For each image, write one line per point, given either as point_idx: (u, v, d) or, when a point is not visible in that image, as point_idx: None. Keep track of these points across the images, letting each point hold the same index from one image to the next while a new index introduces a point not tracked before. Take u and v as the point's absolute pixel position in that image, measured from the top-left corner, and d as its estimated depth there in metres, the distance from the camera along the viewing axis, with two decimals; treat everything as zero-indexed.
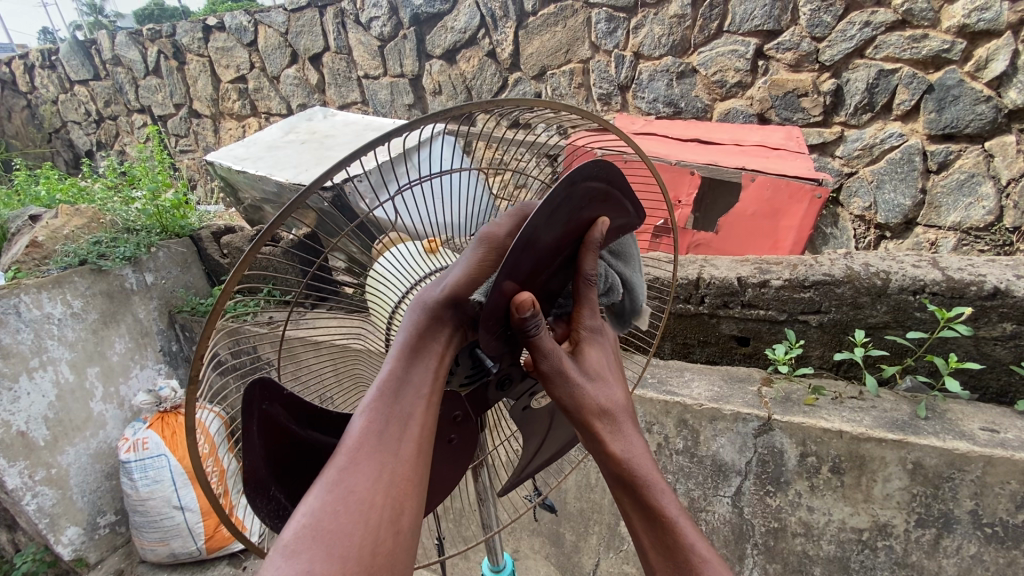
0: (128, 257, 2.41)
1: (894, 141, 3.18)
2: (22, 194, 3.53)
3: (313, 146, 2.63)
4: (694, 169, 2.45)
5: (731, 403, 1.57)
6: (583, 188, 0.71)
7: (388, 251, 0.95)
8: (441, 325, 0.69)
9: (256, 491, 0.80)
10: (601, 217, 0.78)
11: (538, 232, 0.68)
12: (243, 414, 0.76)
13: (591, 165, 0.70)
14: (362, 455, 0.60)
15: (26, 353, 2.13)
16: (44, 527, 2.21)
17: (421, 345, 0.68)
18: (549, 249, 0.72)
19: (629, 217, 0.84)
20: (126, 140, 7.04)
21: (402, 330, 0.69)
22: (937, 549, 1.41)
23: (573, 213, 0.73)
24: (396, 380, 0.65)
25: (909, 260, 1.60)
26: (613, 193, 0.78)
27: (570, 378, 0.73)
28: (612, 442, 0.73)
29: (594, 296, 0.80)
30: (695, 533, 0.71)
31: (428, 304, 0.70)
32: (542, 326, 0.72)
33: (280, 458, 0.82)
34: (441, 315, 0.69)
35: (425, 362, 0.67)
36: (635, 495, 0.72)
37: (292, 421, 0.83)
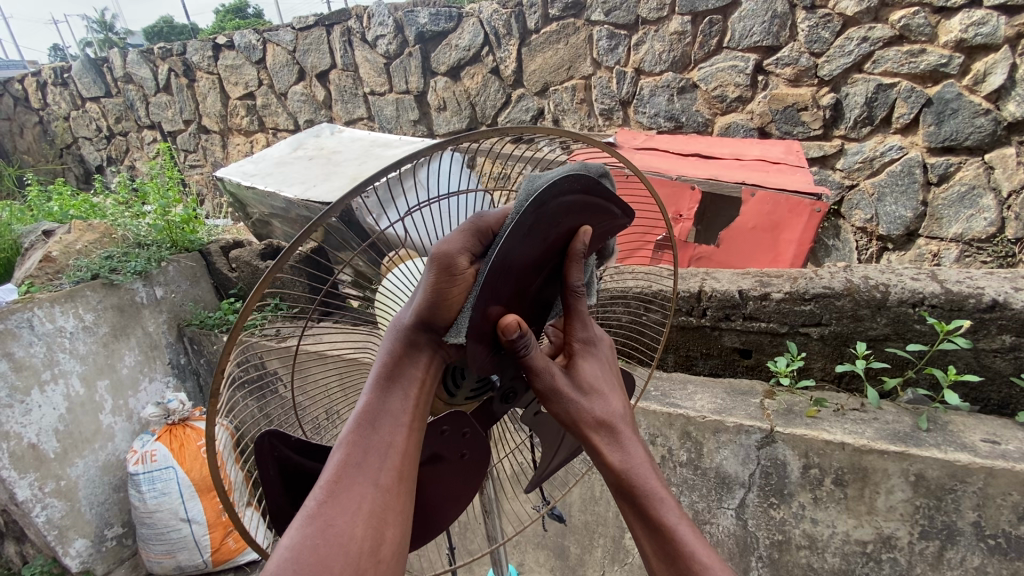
0: (139, 272, 2.45)
1: (894, 154, 3.21)
2: (35, 209, 3.60)
3: (320, 162, 2.69)
4: (694, 183, 2.48)
5: (734, 415, 1.58)
6: (555, 203, 0.72)
7: (397, 267, 0.97)
8: (417, 350, 0.70)
9: (277, 521, 0.86)
10: (581, 226, 0.79)
11: (510, 252, 0.69)
12: (256, 460, 0.81)
13: (560, 180, 0.70)
14: (344, 486, 0.62)
15: (38, 366, 2.17)
16: (53, 539, 2.23)
17: (398, 371, 0.69)
18: (528, 268, 0.75)
19: (616, 221, 0.85)
20: (136, 155, 7.15)
21: (380, 357, 0.70)
22: (941, 561, 1.41)
23: (550, 230, 0.74)
24: (374, 409, 0.67)
25: (908, 272, 1.62)
26: (594, 202, 0.78)
27: (565, 395, 0.76)
28: (610, 454, 0.75)
29: (584, 308, 0.82)
30: (695, 539, 0.72)
31: (404, 331, 0.70)
32: (532, 344, 0.74)
33: (299, 490, 0.87)
34: (419, 340, 0.70)
35: (403, 389, 0.68)
36: (634, 504, 0.74)
37: (304, 457, 0.85)
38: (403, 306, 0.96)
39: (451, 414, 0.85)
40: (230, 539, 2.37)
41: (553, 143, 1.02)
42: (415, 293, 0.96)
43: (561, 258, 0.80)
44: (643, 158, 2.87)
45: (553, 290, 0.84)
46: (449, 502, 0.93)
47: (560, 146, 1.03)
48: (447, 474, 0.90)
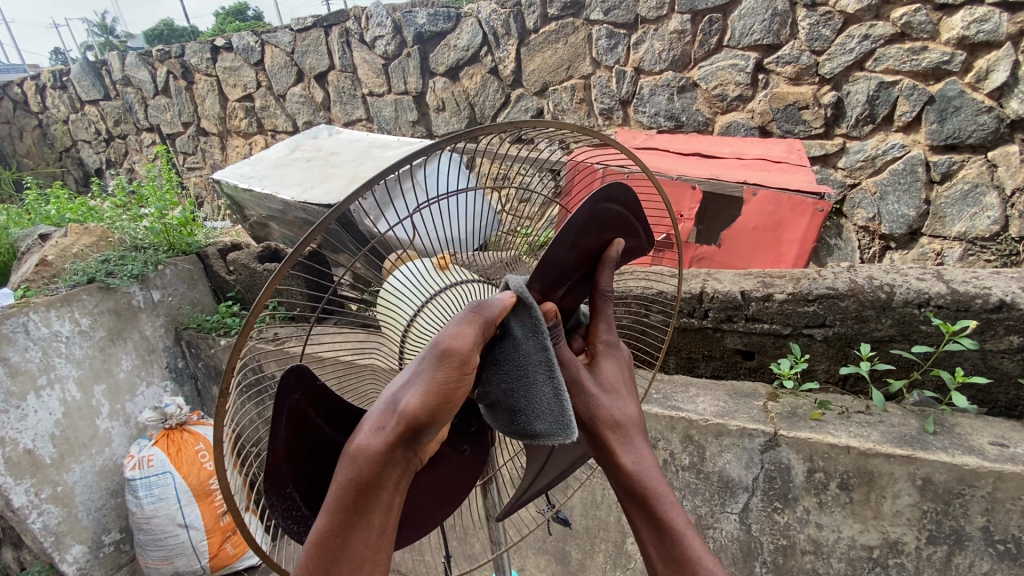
0: (136, 275, 2.43)
1: (896, 152, 3.18)
2: (32, 213, 3.58)
3: (318, 163, 2.67)
4: (696, 183, 2.46)
5: (737, 418, 1.56)
6: (599, 208, 0.75)
7: (403, 266, 0.93)
8: (388, 472, 0.61)
9: (273, 486, 0.76)
10: (613, 240, 0.82)
11: (556, 245, 0.72)
12: (278, 400, 0.75)
13: (612, 186, 0.74)
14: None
15: (34, 371, 2.15)
16: (50, 546, 2.21)
17: (364, 502, 0.60)
18: (567, 263, 0.76)
19: (641, 242, 0.88)
20: (135, 158, 7.14)
21: (341, 481, 0.60)
22: (949, 566, 1.38)
23: (592, 232, 0.77)
24: (335, 546, 0.59)
25: (913, 272, 1.59)
26: (628, 218, 0.83)
27: (587, 389, 0.76)
28: (623, 455, 0.73)
29: (611, 309, 0.82)
30: (703, 549, 0.69)
31: (368, 455, 0.60)
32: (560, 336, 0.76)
33: (301, 454, 0.80)
34: (390, 463, 0.61)
35: (369, 522, 0.60)
36: (644, 508, 0.71)
37: (320, 416, 0.82)
38: (409, 306, 0.93)
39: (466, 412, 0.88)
40: (228, 544, 2.35)
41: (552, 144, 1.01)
42: (420, 293, 0.93)
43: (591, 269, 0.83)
44: (644, 158, 2.84)
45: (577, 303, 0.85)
46: (446, 496, 0.92)
47: (560, 144, 0.99)
48: (448, 471, 0.89)
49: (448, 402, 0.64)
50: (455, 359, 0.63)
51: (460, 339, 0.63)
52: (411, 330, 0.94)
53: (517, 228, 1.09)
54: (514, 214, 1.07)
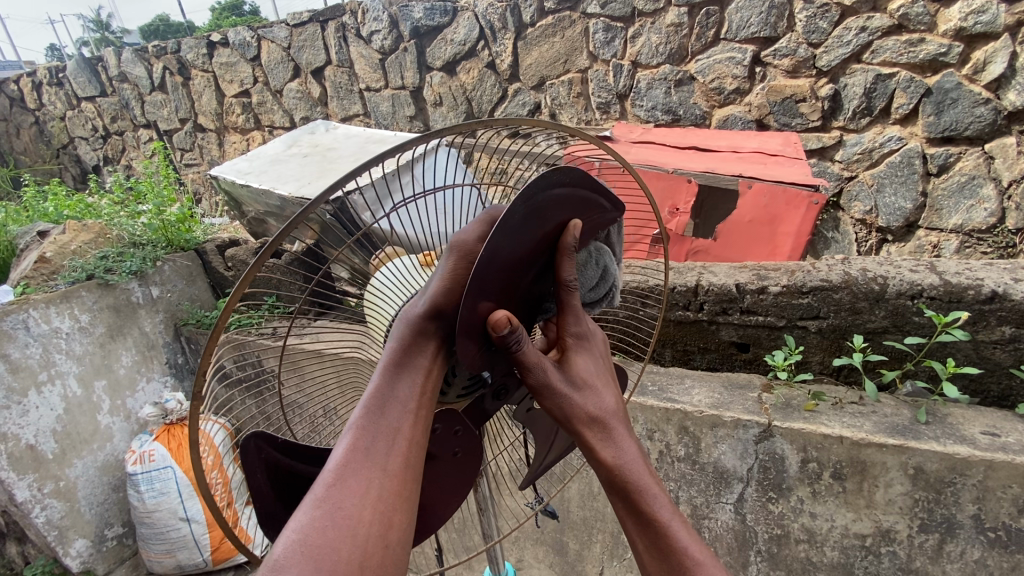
0: (134, 271, 2.45)
1: (893, 145, 3.19)
2: (30, 210, 3.59)
3: (315, 159, 2.67)
4: (691, 177, 2.45)
5: (732, 410, 1.57)
6: (542, 199, 0.71)
7: (386, 265, 0.96)
8: (426, 340, 0.71)
9: (267, 525, 0.85)
10: (569, 223, 0.78)
11: (500, 244, 0.68)
12: (243, 464, 0.80)
13: (550, 174, 0.70)
14: (349, 470, 0.61)
15: (35, 368, 2.17)
16: (53, 539, 2.23)
17: (408, 358, 0.69)
18: (519, 261, 0.74)
19: (607, 216, 0.85)
20: (132, 155, 7.13)
21: (388, 346, 0.70)
22: (941, 554, 1.40)
23: (540, 225, 0.73)
24: (380, 397, 0.66)
25: (907, 264, 1.61)
26: (584, 196, 0.79)
27: (559, 390, 0.75)
28: (603, 451, 0.74)
29: (576, 301, 0.81)
30: (687, 536, 0.72)
31: (413, 319, 0.71)
32: (525, 340, 0.73)
33: (288, 491, 0.87)
34: (427, 331, 0.71)
35: (411, 377, 0.68)
36: (628, 501, 0.73)
37: (292, 457, 0.85)
38: (392, 304, 0.95)
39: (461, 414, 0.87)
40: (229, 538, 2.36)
41: (549, 136, 1.02)
42: (404, 291, 0.96)
43: (551, 255, 0.80)
44: (639, 151, 2.84)
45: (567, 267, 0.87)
46: (444, 498, 0.93)
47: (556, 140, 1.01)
48: (442, 474, 0.91)
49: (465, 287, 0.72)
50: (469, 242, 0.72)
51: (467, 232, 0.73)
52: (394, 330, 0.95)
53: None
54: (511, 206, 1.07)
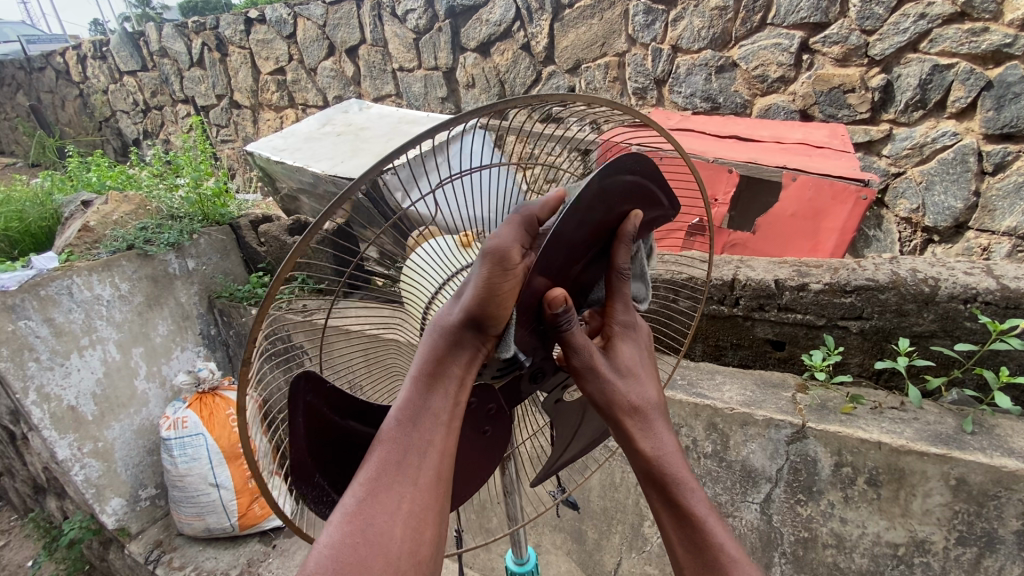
0: (172, 243, 2.51)
1: (946, 140, 3.02)
2: (75, 179, 3.71)
3: (349, 138, 2.67)
4: (733, 167, 2.37)
5: (764, 408, 1.53)
6: (610, 181, 0.72)
7: (425, 244, 0.95)
8: (459, 350, 0.70)
9: (300, 479, 0.85)
10: (627, 214, 0.78)
11: (568, 224, 0.68)
12: (289, 404, 0.81)
13: (621, 159, 0.71)
14: (384, 482, 0.66)
15: (77, 333, 2.26)
16: (91, 497, 2.34)
17: (438, 371, 0.70)
18: (580, 243, 0.73)
19: (664, 211, 0.86)
20: (170, 129, 7.29)
21: (421, 354, 0.71)
22: (978, 568, 1.35)
23: (604, 209, 0.73)
24: (414, 411, 0.68)
25: (960, 266, 1.53)
26: (643, 187, 0.78)
27: (603, 375, 0.74)
28: (642, 441, 0.74)
29: (627, 291, 0.80)
30: (723, 532, 0.73)
31: (444, 329, 0.70)
32: (575, 323, 0.73)
33: (322, 448, 0.86)
34: (460, 341, 0.70)
35: (443, 391, 0.69)
36: (665, 492, 0.74)
37: (333, 410, 0.86)
38: (431, 281, 0.95)
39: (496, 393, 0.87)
40: (256, 506, 2.43)
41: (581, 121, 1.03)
42: (442, 270, 0.95)
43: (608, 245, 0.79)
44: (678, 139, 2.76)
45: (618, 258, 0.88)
46: (467, 475, 0.94)
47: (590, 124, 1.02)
48: (470, 449, 0.91)
49: (508, 297, 0.70)
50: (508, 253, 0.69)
51: (503, 238, 0.70)
52: (431, 308, 0.95)
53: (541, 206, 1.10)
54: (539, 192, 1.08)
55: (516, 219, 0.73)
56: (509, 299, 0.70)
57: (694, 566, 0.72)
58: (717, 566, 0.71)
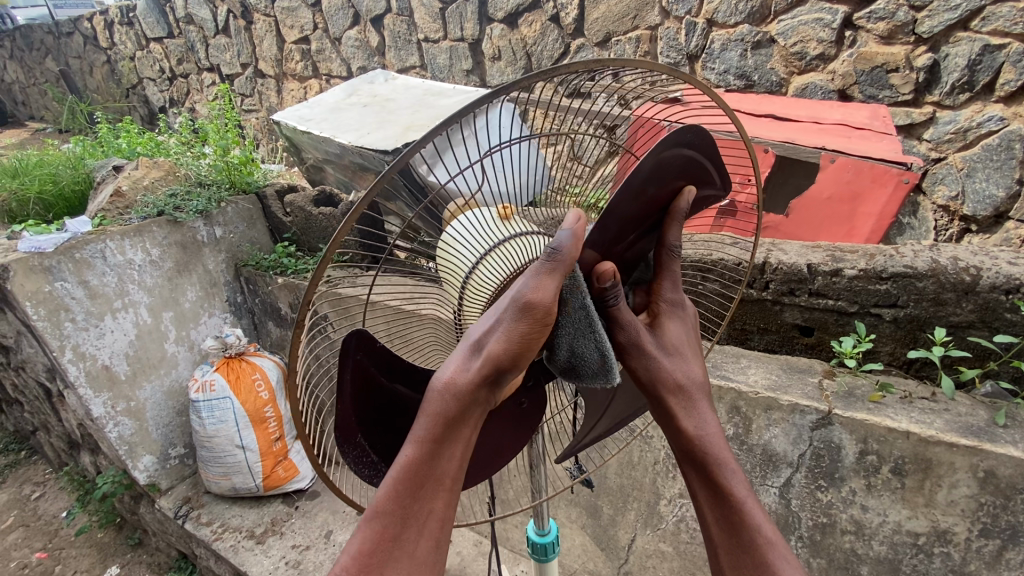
0: (200, 210, 2.55)
1: (992, 125, 2.88)
2: (106, 145, 3.77)
3: (374, 109, 2.65)
4: (769, 147, 2.27)
5: (789, 394, 1.52)
6: (667, 155, 0.74)
7: (464, 215, 0.94)
8: (469, 411, 0.69)
9: (342, 438, 0.87)
10: (680, 190, 0.81)
11: (624, 197, 0.71)
12: (340, 361, 0.84)
13: (681, 131, 0.73)
14: (384, 551, 0.65)
15: (110, 295, 2.32)
16: (124, 452, 2.45)
17: (447, 437, 0.68)
18: (632, 218, 0.76)
19: (714, 190, 0.89)
20: (196, 98, 7.33)
21: (425, 414, 0.68)
22: (999, 561, 1.34)
23: (660, 184, 0.76)
24: (418, 476, 0.67)
25: (1005, 256, 1.48)
26: (697, 163, 0.81)
27: (649, 352, 0.78)
28: (685, 419, 0.77)
29: (676, 268, 0.83)
30: (761, 514, 0.74)
31: (455, 391, 0.68)
32: (620, 299, 0.77)
33: (366, 408, 0.89)
34: (470, 402, 0.68)
35: (450, 453, 0.68)
36: (705, 474, 0.75)
37: (380, 373, 0.90)
38: (472, 254, 0.93)
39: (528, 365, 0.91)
40: (280, 468, 2.51)
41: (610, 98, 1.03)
42: (484, 242, 0.93)
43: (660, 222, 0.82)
44: None
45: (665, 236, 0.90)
46: (503, 445, 0.96)
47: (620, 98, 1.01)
48: (508, 420, 0.95)
49: (529, 352, 0.69)
50: (540, 310, 0.67)
51: (541, 294, 0.66)
52: (470, 280, 0.94)
53: (566, 185, 1.05)
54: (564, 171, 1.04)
55: (546, 265, 0.67)
56: (529, 350, 0.69)
57: (727, 549, 0.74)
58: (755, 551, 0.72)
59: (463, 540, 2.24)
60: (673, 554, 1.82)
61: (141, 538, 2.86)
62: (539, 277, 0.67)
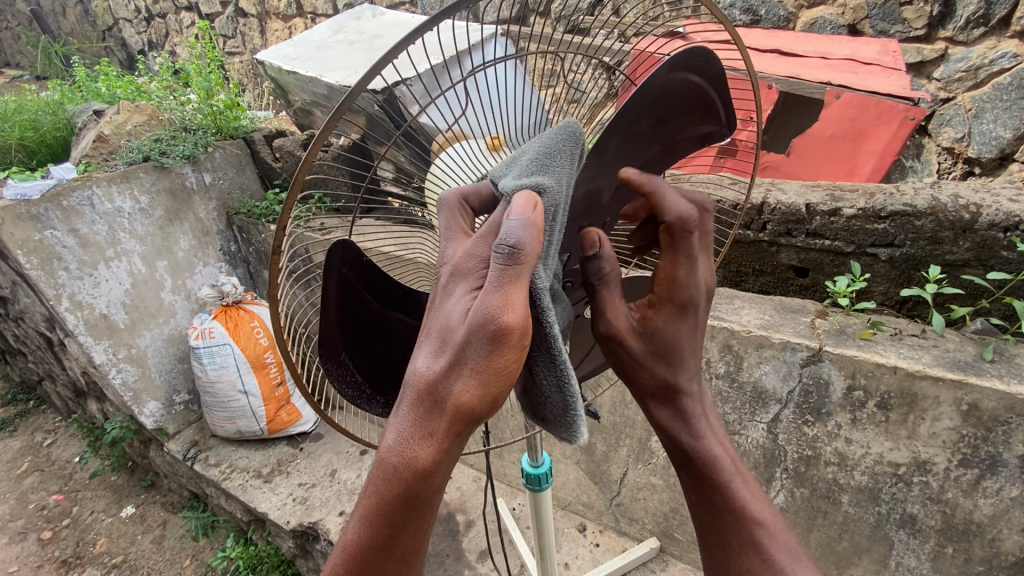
0: (187, 156, 2.49)
1: (1005, 63, 2.77)
2: (84, 89, 3.62)
3: (362, 47, 2.54)
4: (773, 82, 2.24)
5: (781, 332, 1.55)
6: (674, 77, 0.76)
7: (451, 147, 0.91)
8: (436, 476, 0.62)
9: (327, 353, 0.90)
10: (682, 117, 0.83)
11: (633, 112, 0.73)
12: (323, 270, 0.85)
13: (694, 56, 0.75)
14: None
15: (102, 244, 2.30)
16: (129, 399, 2.49)
17: (417, 502, 0.63)
18: (637, 142, 0.79)
19: (718, 125, 0.88)
20: (175, 40, 6.96)
21: (386, 481, 0.63)
22: (977, 489, 1.39)
23: (667, 108, 0.79)
24: (383, 534, 0.65)
25: (1006, 193, 1.46)
26: (706, 97, 0.83)
27: (634, 359, 0.86)
28: (666, 418, 0.90)
29: (676, 249, 0.80)
30: (740, 489, 0.87)
31: (424, 462, 0.61)
32: (605, 317, 0.83)
33: (349, 323, 0.91)
34: (434, 469, 0.61)
35: (417, 516, 0.64)
36: (686, 460, 0.89)
37: (365, 289, 0.91)
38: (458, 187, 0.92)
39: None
40: (284, 412, 2.58)
41: (614, 36, 1.01)
42: (469, 173, 0.92)
43: (665, 149, 0.86)
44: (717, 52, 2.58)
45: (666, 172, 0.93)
46: None
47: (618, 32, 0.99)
48: None
49: (505, 394, 0.61)
50: (514, 336, 0.58)
51: (513, 316, 0.57)
52: None
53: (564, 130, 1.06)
54: (562, 114, 1.05)
55: (507, 284, 0.58)
56: (502, 387, 0.60)
57: (714, 530, 0.88)
58: (736, 520, 0.86)
59: (462, 477, 2.34)
60: (663, 487, 1.91)
61: (153, 480, 2.96)
62: (503, 294, 0.58)
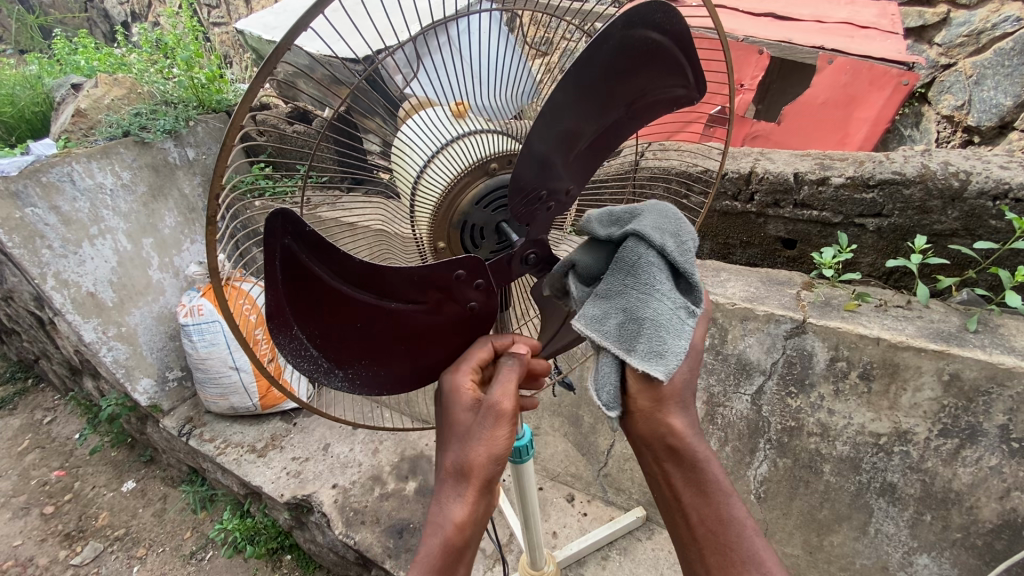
0: (168, 130, 2.46)
1: (1008, 27, 2.75)
2: (63, 63, 3.54)
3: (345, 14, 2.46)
4: (764, 48, 2.20)
5: (766, 304, 1.56)
6: (634, 33, 0.77)
7: (414, 115, 0.87)
8: (469, 532, 0.89)
9: (277, 327, 0.85)
10: (643, 76, 0.84)
11: (583, 69, 0.76)
12: (265, 244, 0.77)
13: (654, 11, 0.77)
14: None
15: (85, 222, 2.28)
16: (122, 376, 2.47)
17: (455, 555, 0.89)
18: (597, 100, 0.82)
19: (685, 85, 0.90)
20: (157, 8, 6.72)
21: (433, 543, 0.89)
22: (956, 458, 1.38)
23: (626, 66, 0.81)
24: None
25: (997, 160, 1.43)
26: (670, 55, 0.85)
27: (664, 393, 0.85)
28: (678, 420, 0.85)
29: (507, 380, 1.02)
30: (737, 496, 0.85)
31: (459, 521, 0.88)
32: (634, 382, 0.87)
33: (300, 296, 0.84)
34: (467, 523, 0.89)
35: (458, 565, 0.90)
36: (687, 461, 0.85)
37: (312, 260, 0.82)
38: (419, 155, 0.87)
39: (463, 260, 0.88)
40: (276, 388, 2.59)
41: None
42: (433, 140, 0.87)
43: (624, 109, 0.88)
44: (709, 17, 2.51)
45: (631, 133, 0.94)
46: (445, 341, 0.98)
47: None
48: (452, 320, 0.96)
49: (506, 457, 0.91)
50: (508, 414, 0.90)
51: (508, 398, 0.90)
52: (418, 187, 0.90)
53: None
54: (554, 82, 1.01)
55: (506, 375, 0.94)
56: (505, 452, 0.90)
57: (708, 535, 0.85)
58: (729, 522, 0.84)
59: None
60: None
61: (152, 456, 2.99)
62: (500, 387, 0.92)
